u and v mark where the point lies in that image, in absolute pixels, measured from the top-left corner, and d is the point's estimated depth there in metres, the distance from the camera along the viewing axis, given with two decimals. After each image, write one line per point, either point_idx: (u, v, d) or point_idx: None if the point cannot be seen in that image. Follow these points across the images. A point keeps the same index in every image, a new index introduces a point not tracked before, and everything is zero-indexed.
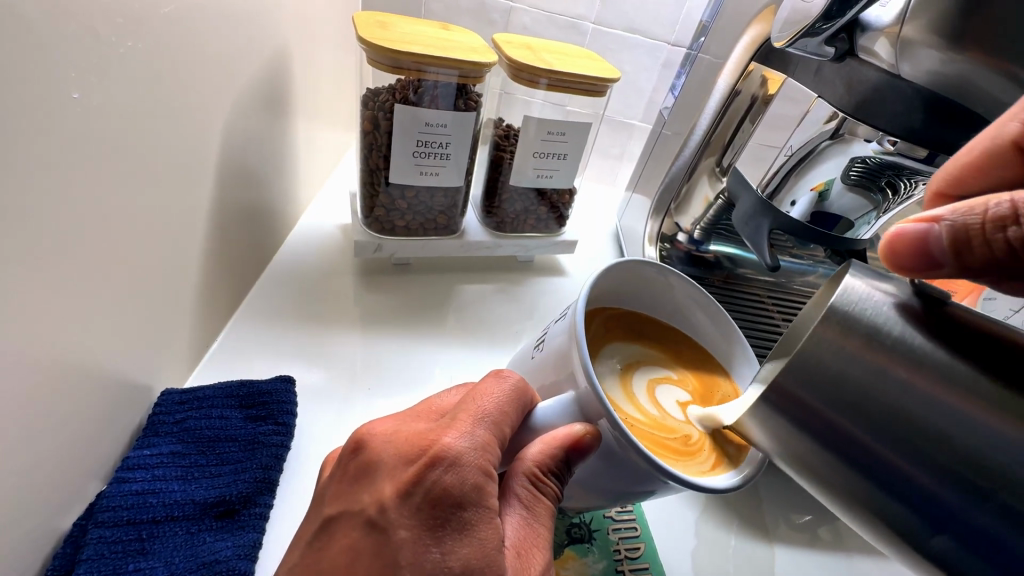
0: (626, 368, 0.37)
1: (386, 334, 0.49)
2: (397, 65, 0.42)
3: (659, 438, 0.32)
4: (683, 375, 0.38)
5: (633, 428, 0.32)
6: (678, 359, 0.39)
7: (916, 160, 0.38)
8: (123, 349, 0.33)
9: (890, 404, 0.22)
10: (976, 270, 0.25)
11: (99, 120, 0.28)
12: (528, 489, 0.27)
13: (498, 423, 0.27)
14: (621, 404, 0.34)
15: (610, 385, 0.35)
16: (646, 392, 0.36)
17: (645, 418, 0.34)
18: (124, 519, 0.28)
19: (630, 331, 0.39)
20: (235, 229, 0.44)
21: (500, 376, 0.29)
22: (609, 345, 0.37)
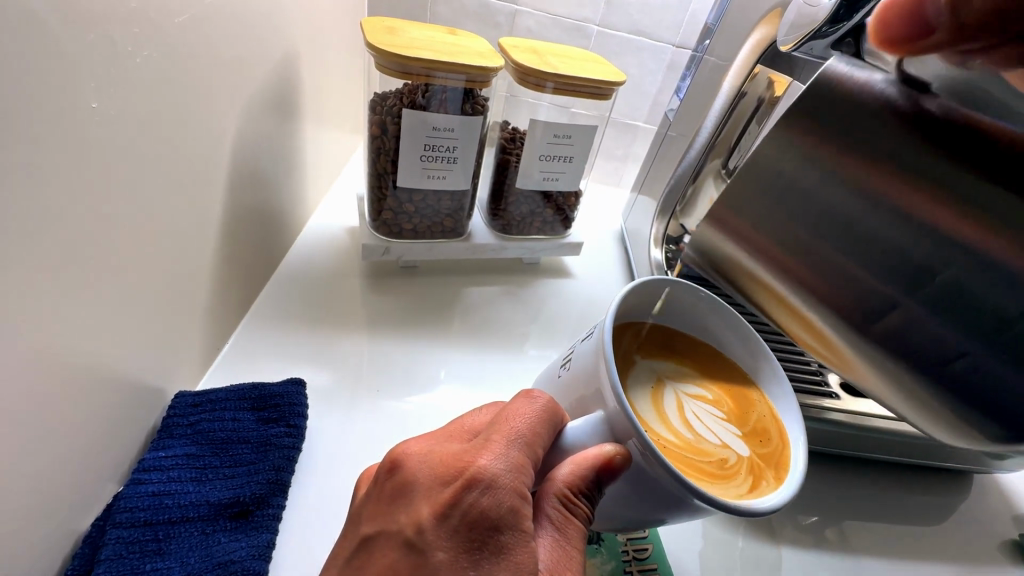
0: (658, 382, 0.35)
1: (394, 335, 0.50)
2: (403, 70, 0.43)
3: (695, 461, 0.31)
4: (715, 393, 0.36)
5: (667, 451, 0.31)
6: (708, 375, 0.37)
7: None
8: (137, 353, 0.33)
9: (866, 228, 0.29)
10: (975, 29, 0.23)
11: (117, 128, 0.29)
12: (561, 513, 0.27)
13: (531, 445, 0.27)
14: (653, 421, 0.33)
15: (641, 401, 0.34)
16: (680, 411, 0.34)
17: (679, 441, 0.32)
18: (141, 520, 0.29)
19: (662, 347, 0.38)
20: (247, 233, 0.45)
21: (531, 397, 0.29)
22: (639, 360, 0.36)
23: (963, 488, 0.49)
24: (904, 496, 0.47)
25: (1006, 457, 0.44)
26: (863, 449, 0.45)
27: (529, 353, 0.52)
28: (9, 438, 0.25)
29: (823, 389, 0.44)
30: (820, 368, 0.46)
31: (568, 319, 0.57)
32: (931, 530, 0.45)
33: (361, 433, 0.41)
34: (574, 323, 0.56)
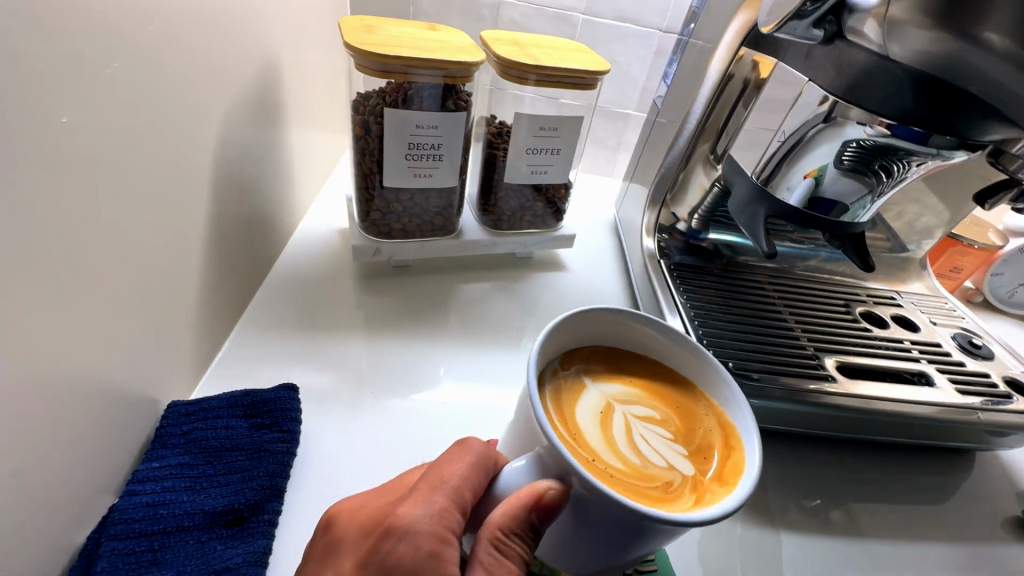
0: (604, 404, 0.34)
1: (388, 336, 0.50)
2: (383, 69, 0.42)
3: (638, 485, 0.29)
4: (665, 413, 0.34)
5: (608, 479, 0.29)
6: (656, 393, 0.35)
7: (916, 145, 0.33)
8: (128, 365, 0.33)
9: None
10: None
11: (92, 142, 0.28)
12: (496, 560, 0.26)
13: (459, 496, 0.27)
14: (593, 445, 0.31)
15: (582, 423, 0.32)
16: (625, 436, 0.32)
17: (624, 466, 0.30)
18: (136, 531, 0.29)
19: (611, 371, 0.36)
20: (235, 239, 0.45)
21: (466, 445, 0.28)
22: (588, 382, 0.35)
23: (966, 466, 0.49)
24: (907, 476, 0.47)
25: (1008, 433, 0.44)
26: (864, 432, 0.45)
27: (526, 348, 0.52)
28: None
29: (820, 372, 0.44)
30: (816, 352, 0.46)
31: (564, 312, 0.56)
32: (935, 509, 0.45)
33: (359, 435, 0.41)
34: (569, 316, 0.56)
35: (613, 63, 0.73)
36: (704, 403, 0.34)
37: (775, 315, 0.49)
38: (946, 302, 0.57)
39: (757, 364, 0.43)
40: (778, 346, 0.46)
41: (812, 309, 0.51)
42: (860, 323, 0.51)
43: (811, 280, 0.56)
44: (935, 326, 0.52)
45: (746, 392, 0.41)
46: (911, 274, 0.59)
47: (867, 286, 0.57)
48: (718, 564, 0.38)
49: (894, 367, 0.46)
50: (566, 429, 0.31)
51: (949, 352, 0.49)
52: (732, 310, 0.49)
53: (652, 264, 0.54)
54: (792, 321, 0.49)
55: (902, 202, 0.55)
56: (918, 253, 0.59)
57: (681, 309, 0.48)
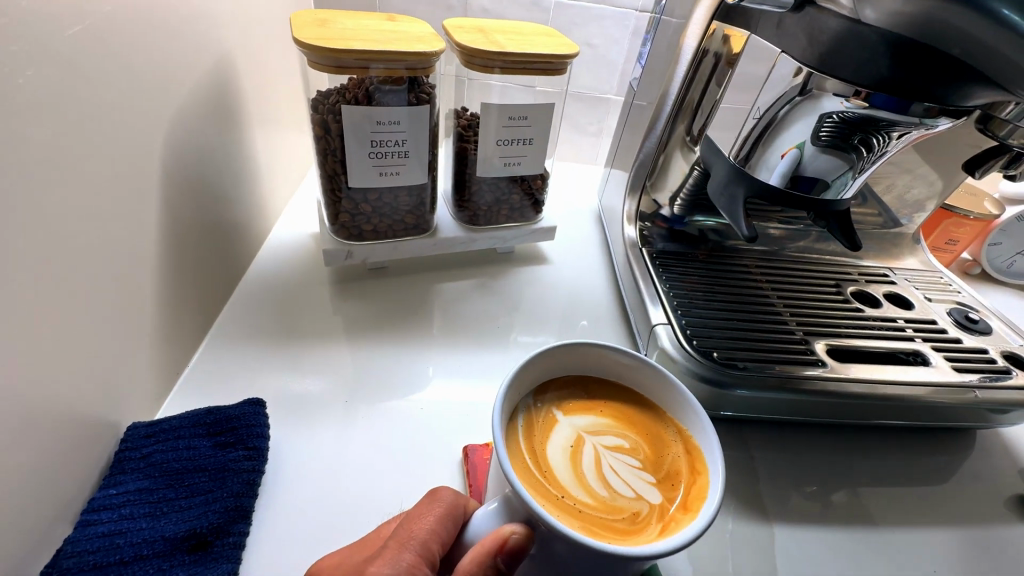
0: (573, 437, 0.32)
1: (364, 340, 0.48)
2: (338, 65, 0.40)
3: (605, 519, 0.28)
4: (636, 440, 0.33)
5: (575, 514, 0.28)
6: (626, 419, 0.34)
7: (896, 114, 0.31)
8: (80, 389, 0.32)
9: None
10: None
11: (16, 159, 0.26)
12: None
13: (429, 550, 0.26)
14: (561, 479, 0.30)
15: (550, 457, 0.31)
16: (594, 468, 0.31)
17: (591, 500, 0.29)
18: (90, 563, 0.28)
19: (583, 399, 0.34)
20: (196, 250, 0.43)
21: (435, 497, 0.28)
22: (558, 415, 0.33)
23: (967, 444, 0.48)
24: (906, 459, 0.46)
25: (1008, 411, 0.43)
26: (858, 416, 0.43)
27: (516, 342, 0.50)
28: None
29: (809, 357, 0.42)
30: (805, 336, 0.44)
31: (547, 307, 0.55)
32: (937, 492, 0.43)
33: (334, 447, 0.39)
34: (553, 310, 0.54)
35: (589, 47, 0.70)
36: (671, 424, 0.33)
37: (762, 300, 0.47)
38: (940, 276, 0.55)
39: (743, 353, 0.42)
40: (765, 332, 0.44)
41: (801, 291, 0.50)
42: (852, 303, 0.49)
43: (801, 261, 0.55)
44: (930, 302, 0.51)
45: (731, 382, 0.40)
46: (904, 249, 0.57)
47: (858, 265, 0.55)
48: (709, 560, 0.37)
49: (887, 348, 0.44)
50: (534, 465, 0.30)
51: (944, 328, 0.47)
52: (717, 297, 0.47)
53: (634, 254, 0.52)
54: (781, 305, 0.47)
55: (892, 175, 0.53)
56: (910, 227, 0.57)
57: (664, 299, 0.46)
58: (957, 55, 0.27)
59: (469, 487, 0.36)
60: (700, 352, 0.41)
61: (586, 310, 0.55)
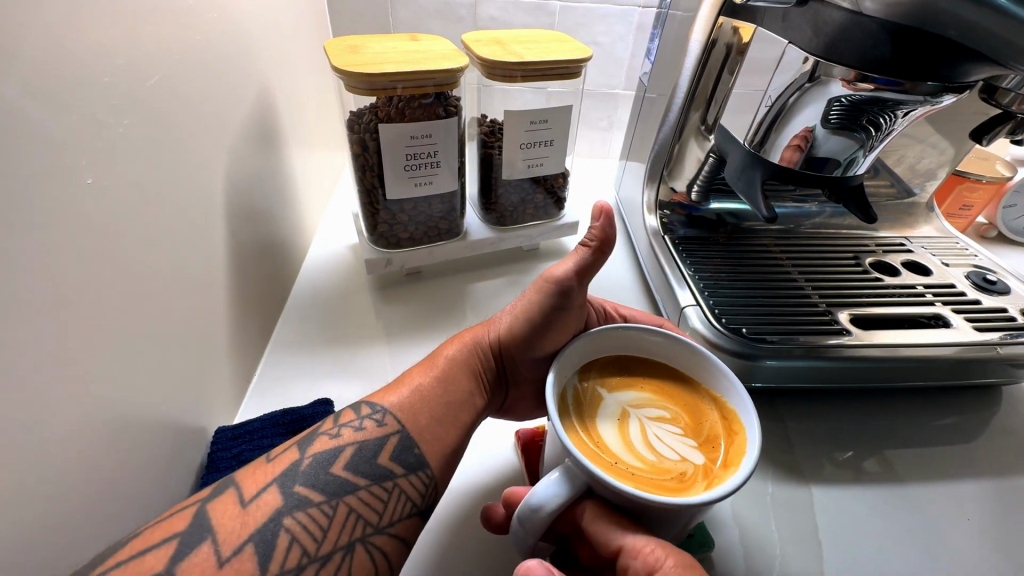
0: (619, 411, 0.35)
1: (410, 341, 0.51)
2: (374, 87, 0.43)
3: (656, 480, 0.30)
4: (675, 411, 0.35)
5: (629, 476, 0.30)
6: (665, 392, 0.36)
7: (900, 94, 0.33)
8: (176, 399, 0.35)
9: None
10: None
11: (119, 197, 0.30)
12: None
13: (584, 275, 0.38)
14: (612, 448, 0.32)
15: (601, 430, 0.33)
16: (641, 437, 0.33)
17: (641, 463, 0.32)
18: None
19: (623, 377, 0.37)
20: (254, 267, 0.47)
21: (598, 211, 0.36)
22: (603, 393, 0.36)
23: (994, 402, 0.49)
24: (936, 419, 0.47)
25: None
26: (885, 381, 0.45)
27: None
28: (62, 502, 0.26)
29: (834, 327, 0.45)
30: (828, 308, 0.47)
31: None
32: (966, 447, 0.45)
33: None
34: None
35: (595, 45, 0.73)
36: (707, 393, 0.35)
37: (784, 276, 0.50)
38: (957, 242, 0.56)
39: (770, 328, 0.44)
40: (791, 305, 0.46)
41: (821, 265, 0.52)
42: (871, 273, 0.51)
43: (818, 237, 0.56)
44: (947, 267, 0.52)
45: (761, 355, 0.42)
46: (919, 218, 0.59)
47: (875, 236, 0.57)
48: (753, 522, 0.39)
49: (909, 313, 0.46)
50: (586, 437, 0.32)
51: (963, 292, 0.49)
52: (741, 277, 0.49)
53: (658, 241, 0.54)
54: (802, 279, 0.50)
55: (903, 147, 0.55)
56: (923, 196, 0.58)
57: (690, 281, 0.49)
58: (954, 36, 0.29)
59: (525, 468, 0.39)
60: (730, 329, 0.43)
61: (613, 298, 0.57)
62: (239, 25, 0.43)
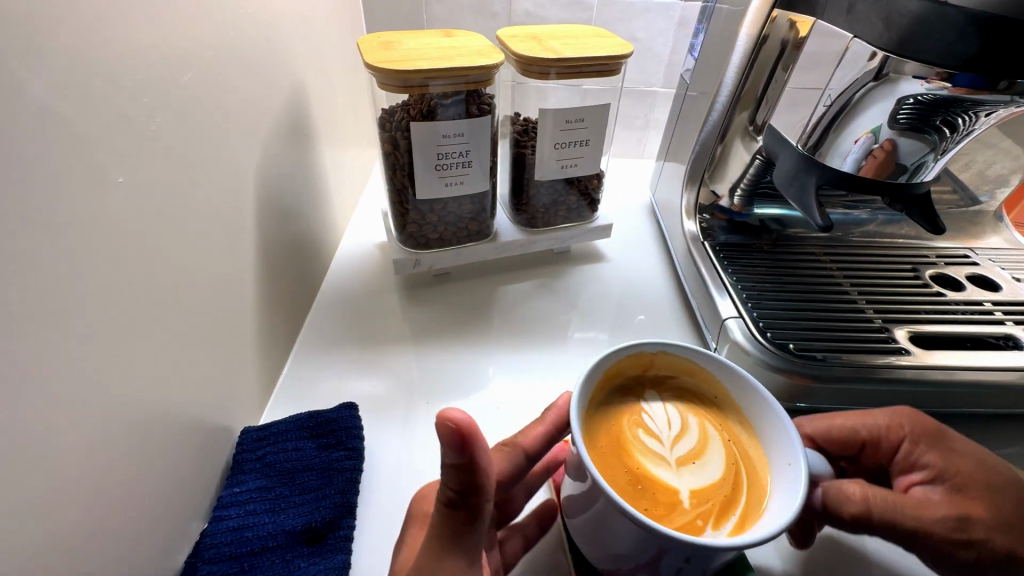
0: (681, 472, 0.29)
1: (437, 344, 0.50)
2: (406, 84, 0.42)
3: (709, 415, 0.32)
4: (625, 420, 0.31)
5: (742, 425, 0.31)
6: (614, 442, 0.30)
7: (984, 92, 0.30)
8: (203, 400, 0.35)
9: None
10: None
11: (147, 195, 0.30)
12: (946, 511, 0.31)
13: (474, 549, 0.28)
14: (719, 453, 0.30)
15: (719, 472, 0.29)
16: (679, 442, 0.31)
17: (706, 422, 0.32)
18: (227, 554, 0.31)
19: (644, 467, 0.29)
20: (282, 265, 0.46)
21: (460, 447, 0.25)
22: (688, 498, 0.28)
23: None
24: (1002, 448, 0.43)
25: None
26: (944, 405, 0.42)
27: (574, 336, 0.52)
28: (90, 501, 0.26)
29: (890, 345, 0.41)
30: (884, 324, 0.43)
31: (608, 304, 0.55)
32: None
33: (421, 445, 0.41)
34: (616, 307, 0.55)
35: (634, 41, 0.70)
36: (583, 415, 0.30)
37: (834, 288, 0.46)
38: None
39: (819, 344, 0.41)
40: (842, 321, 0.43)
41: (875, 277, 0.48)
42: (931, 287, 0.47)
43: (871, 246, 0.53)
44: (1019, 282, 0.48)
45: (808, 374, 0.39)
46: (986, 227, 0.54)
47: (935, 246, 0.53)
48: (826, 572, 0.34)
49: (975, 332, 0.43)
50: (757, 472, 0.29)
51: None
52: (787, 288, 0.46)
53: (696, 247, 0.52)
54: (855, 292, 0.46)
55: (971, 151, 0.50)
56: (993, 203, 0.53)
57: (731, 290, 0.46)
58: None
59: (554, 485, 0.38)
60: (774, 345, 0.41)
61: (647, 306, 0.55)
62: (273, 22, 0.43)
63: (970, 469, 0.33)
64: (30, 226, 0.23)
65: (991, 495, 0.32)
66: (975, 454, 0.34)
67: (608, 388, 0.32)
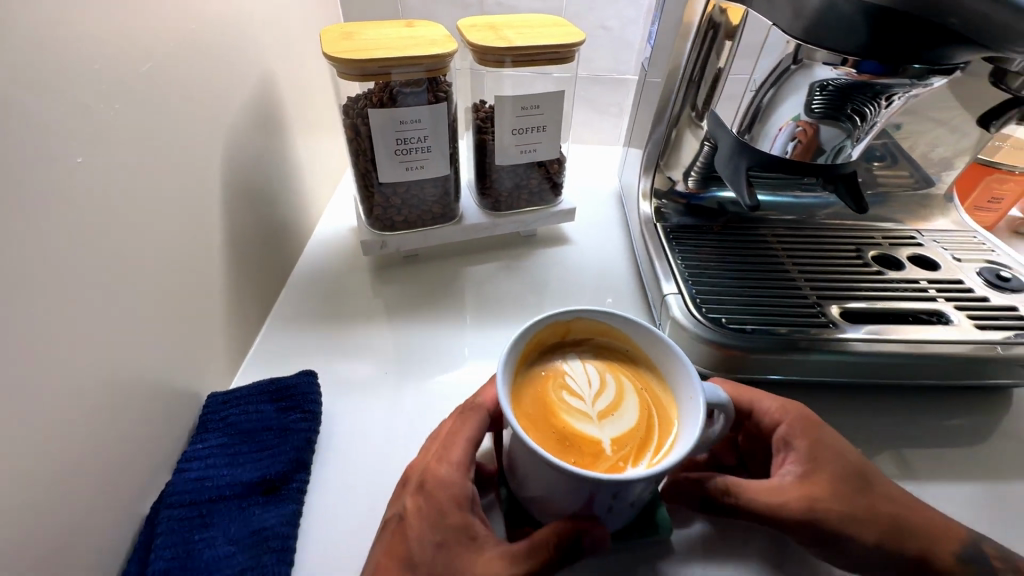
0: (602, 422, 0.32)
1: (402, 320, 0.53)
2: (363, 73, 0.45)
3: (623, 369, 0.34)
4: (551, 385, 0.33)
5: (653, 374, 0.34)
6: (542, 405, 0.32)
7: (885, 77, 0.32)
8: (168, 367, 0.38)
9: None
10: None
11: (108, 174, 0.32)
12: (793, 494, 0.31)
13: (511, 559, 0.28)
14: (635, 401, 0.33)
15: (635, 417, 0.32)
16: (600, 396, 0.33)
17: (623, 375, 0.34)
18: (187, 500, 0.34)
19: (569, 422, 0.31)
20: (252, 245, 0.49)
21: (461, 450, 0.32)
22: (609, 444, 0.30)
23: (1000, 404, 0.47)
24: (932, 419, 0.46)
25: None
26: (875, 377, 0.44)
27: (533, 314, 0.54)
28: (60, 450, 0.29)
29: (821, 319, 0.43)
30: (818, 300, 0.45)
31: (569, 284, 0.58)
32: (964, 450, 0.43)
33: (379, 412, 0.44)
34: (576, 287, 0.57)
35: (604, 30, 0.72)
36: (510, 384, 0.32)
37: (776, 267, 0.48)
38: (975, 236, 0.53)
39: (754, 319, 0.43)
40: (778, 297, 0.45)
41: (819, 257, 0.50)
42: (872, 267, 0.49)
43: (822, 228, 0.54)
44: (959, 262, 0.50)
45: (740, 345, 0.42)
46: (934, 210, 0.56)
47: (884, 228, 0.55)
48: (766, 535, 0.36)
49: (906, 308, 0.45)
50: (666, 410, 0.32)
51: (972, 289, 0.47)
52: (730, 266, 0.48)
53: (649, 229, 0.54)
54: (795, 271, 0.48)
55: (915, 135, 0.52)
56: (941, 186, 0.55)
57: (676, 269, 0.48)
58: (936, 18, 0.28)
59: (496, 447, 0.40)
60: (709, 319, 0.43)
61: (605, 286, 0.57)
62: (238, 15, 0.46)
63: (839, 459, 0.32)
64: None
65: (854, 490, 0.31)
66: (841, 449, 0.33)
67: (532, 358, 0.34)
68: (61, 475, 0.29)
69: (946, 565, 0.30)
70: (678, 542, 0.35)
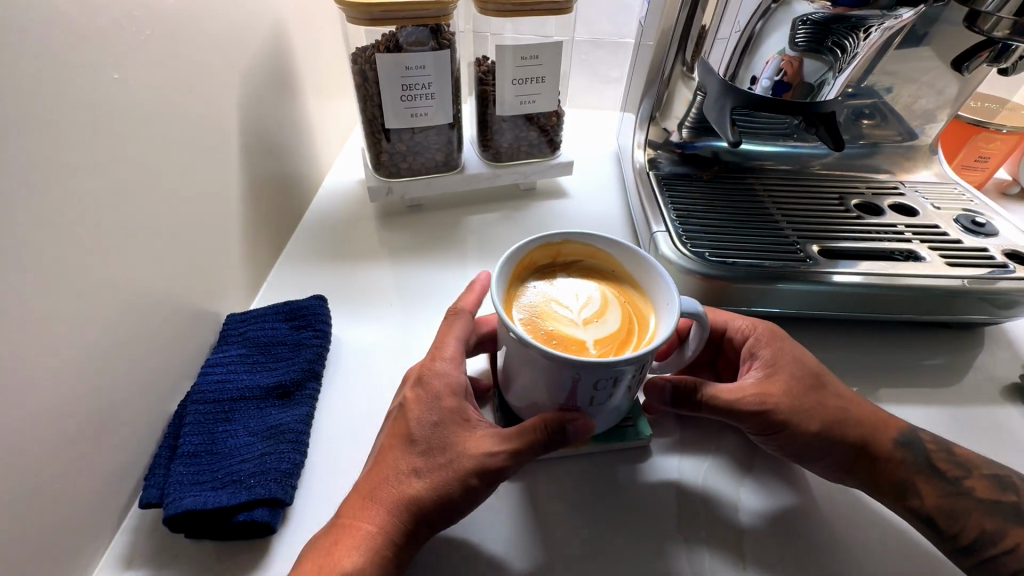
0: (586, 327, 0.35)
1: (406, 261, 0.56)
2: (371, 18, 0.47)
3: (609, 288, 0.37)
4: (541, 296, 0.36)
5: (636, 291, 0.37)
6: (532, 312, 0.35)
7: (858, 9, 0.36)
8: (191, 283, 0.41)
9: None
10: None
11: (139, 95, 0.35)
12: (749, 389, 0.35)
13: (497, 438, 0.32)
14: (619, 312, 0.36)
15: (617, 324, 0.35)
16: (586, 307, 0.36)
17: (609, 292, 0.37)
18: (211, 398, 0.38)
19: (556, 325, 0.34)
20: (265, 185, 0.52)
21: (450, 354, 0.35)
22: (591, 344, 0.33)
23: (969, 342, 0.50)
24: (903, 353, 0.48)
25: (1006, 300, 0.44)
26: (848, 311, 0.47)
27: None
28: (101, 337, 0.33)
29: (799, 255, 0.46)
30: (798, 239, 0.48)
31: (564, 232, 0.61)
32: (930, 379, 0.46)
33: (383, 337, 0.47)
34: None
35: None
36: (505, 292, 0.35)
37: (759, 211, 0.51)
38: (955, 187, 0.56)
39: (736, 254, 0.46)
40: (760, 236, 0.48)
41: (802, 203, 0.53)
42: (853, 212, 0.52)
43: (808, 178, 0.57)
44: (936, 209, 0.52)
45: (720, 275, 0.44)
46: (917, 163, 0.58)
47: (868, 179, 0.57)
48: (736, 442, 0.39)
49: (881, 248, 0.47)
50: (646, 320, 0.35)
51: (946, 233, 0.49)
52: (716, 210, 0.51)
53: (641, 177, 0.56)
54: (778, 214, 0.51)
55: (900, 88, 0.54)
56: (925, 139, 0.57)
57: (665, 211, 0.51)
58: None
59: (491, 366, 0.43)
60: (693, 252, 0.46)
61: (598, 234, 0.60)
62: None
63: (799, 365, 0.36)
64: (45, 104, 0.29)
65: (805, 387, 0.35)
66: (799, 356, 0.37)
67: (525, 274, 0.37)
68: (102, 358, 0.33)
69: (886, 449, 0.35)
70: (655, 444, 0.38)
